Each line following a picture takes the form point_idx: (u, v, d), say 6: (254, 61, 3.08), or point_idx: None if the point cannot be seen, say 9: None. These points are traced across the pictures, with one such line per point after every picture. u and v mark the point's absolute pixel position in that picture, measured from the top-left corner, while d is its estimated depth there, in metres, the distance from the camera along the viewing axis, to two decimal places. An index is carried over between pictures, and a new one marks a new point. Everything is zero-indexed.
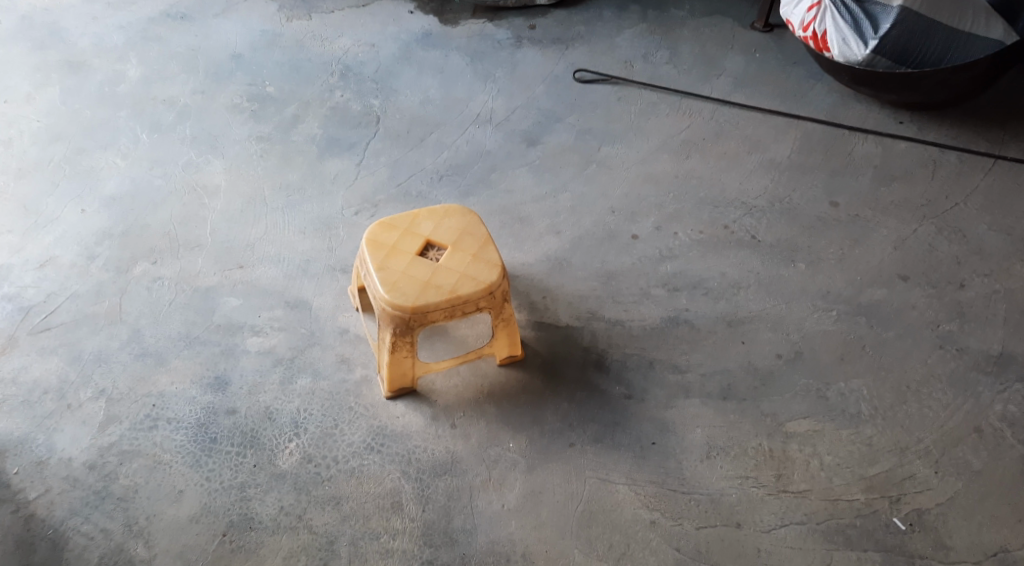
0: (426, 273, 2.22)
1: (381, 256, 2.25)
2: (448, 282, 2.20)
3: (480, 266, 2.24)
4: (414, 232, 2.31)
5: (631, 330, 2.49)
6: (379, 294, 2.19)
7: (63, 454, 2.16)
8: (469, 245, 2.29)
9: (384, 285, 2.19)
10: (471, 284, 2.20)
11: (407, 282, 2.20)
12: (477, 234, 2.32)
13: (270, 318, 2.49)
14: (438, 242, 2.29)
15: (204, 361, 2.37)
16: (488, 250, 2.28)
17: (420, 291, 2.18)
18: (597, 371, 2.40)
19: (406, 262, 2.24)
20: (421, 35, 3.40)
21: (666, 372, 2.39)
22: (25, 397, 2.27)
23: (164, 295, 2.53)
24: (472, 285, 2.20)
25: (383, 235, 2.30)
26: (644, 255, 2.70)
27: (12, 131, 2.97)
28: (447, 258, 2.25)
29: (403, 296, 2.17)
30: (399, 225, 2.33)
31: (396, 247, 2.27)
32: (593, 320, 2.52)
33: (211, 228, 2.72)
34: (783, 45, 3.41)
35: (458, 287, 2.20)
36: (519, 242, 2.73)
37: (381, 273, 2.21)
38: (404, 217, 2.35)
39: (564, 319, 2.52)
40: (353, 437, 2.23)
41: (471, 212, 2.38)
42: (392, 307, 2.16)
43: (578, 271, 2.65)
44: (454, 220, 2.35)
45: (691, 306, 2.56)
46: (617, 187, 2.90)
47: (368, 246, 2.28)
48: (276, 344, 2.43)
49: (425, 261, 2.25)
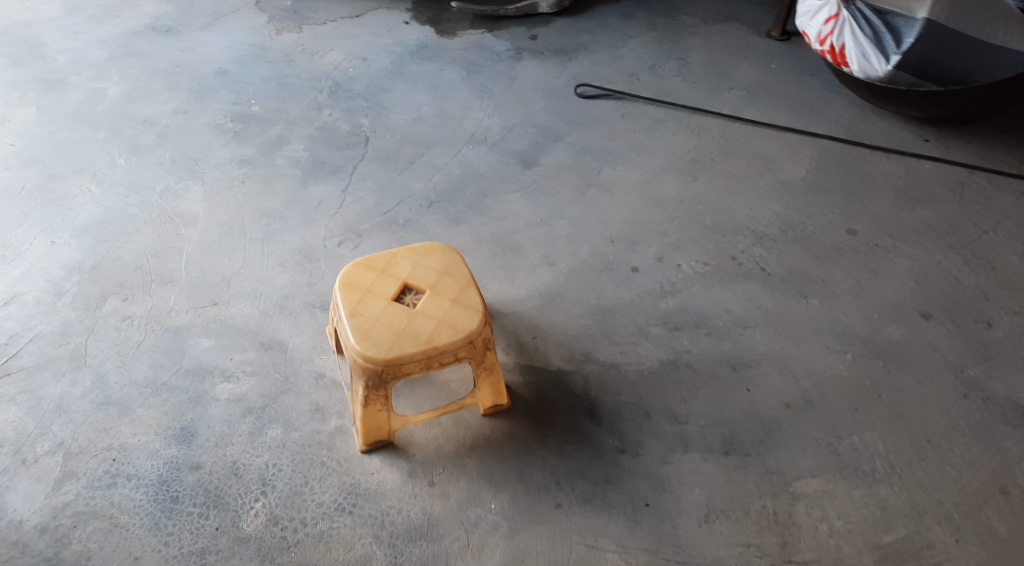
0: (401, 320, 2.06)
1: (354, 300, 2.10)
2: (425, 330, 2.04)
3: (459, 312, 2.08)
4: (391, 273, 2.15)
5: (626, 375, 2.32)
6: (350, 343, 2.04)
7: (15, 515, 2.07)
8: (449, 288, 2.12)
9: (356, 333, 2.04)
10: (449, 333, 2.04)
11: (381, 330, 2.04)
12: (458, 276, 2.15)
13: (243, 361, 2.35)
14: (416, 284, 2.13)
15: (171, 411, 2.25)
16: (469, 294, 2.12)
17: (393, 341, 2.02)
18: (588, 421, 2.22)
19: (380, 307, 2.08)
20: (416, 47, 3.23)
21: (663, 423, 2.21)
22: None
23: (133, 336, 2.40)
24: (450, 334, 2.04)
25: (357, 276, 2.15)
26: (644, 288, 2.52)
27: None
28: (424, 304, 2.09)
29: (375, 346, 2.01)
30: (375, 265, 2.17)
31: (370, 290, 2.12)
32: (586, 363, 2.35)
33: (185, 260, 2.58)
34: (800, 55, 3.20)
35: (435, 336, 2.03)
36: (511, 275, 2.56)
37: (353, 320, 2.06)
38: (380, 256, 2.19)
39: (554, 363, 2.35)
40: (323, 496, 2.10)
41: (454, 250, 2.22)
42: (363, 358, 2.01)
43: (572, 307, 2.47)
44: (434, 259, 2.18)
45: (693, 346, 2.37)
46: (617, 213, 2.71)
47: (340, 289, 2.12)
48: (248, 391, 2.29)
49: (400, 306, 2.09)
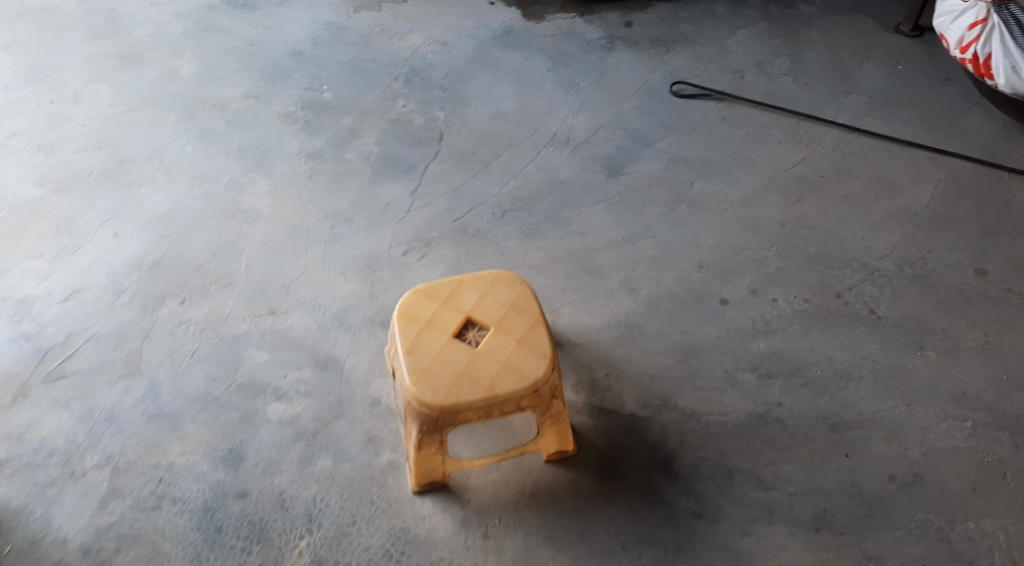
0: (461, 360, 1.87)
1: (412, 333, 1.92)
2: (486, 373, 1.85)
3: (525, 355, 1.88)
4: (454, 305, 1.97)
5: (708, 426, 2.09)
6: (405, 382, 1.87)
7: (59, 532, 1.98)
8: (516, 326, 1.93)
9: (411, 372, 1.86)
10: (512, 379, 1.85)
11: (438, 371, 1.86)
12: (527, 312, 1.95)
13: (296, 380, 2.21)
14: (481, 319, 1.94)
15: (221, 430, 2.13)
16: (538, 334, 1.92)
17: (451, 385, 1.84)
18: (661, 478, 2.01)
19: (440, 343, 1.90)
20: (501, 33, 2.99)
21: (747, 487, 1.99)
22: (29, 459, 2.08)
23: (187, 344, 2.28)
24: (514, 380, 1.85)
25: (417, 305, 1.97)
26: (735, 325, 2.27)
27: (55, 134, 2.74)
28: (488, 343, 1.90)
29: (432, 390, 1.84)
30: (438, 294, 1.99)
31: (430, 323, 1.94)
32: (664, 410, 2.12)
33: (247, 261, 2.45)
34: (933, 57, 2.83)
35: (497, 382, 1.84)
36: (586, 300, 2.34)
37: (409, 356, 1.88)
38: (444, 283, 2.01)
39: (628, 406, 2.13)
40: (371, 540, 1.95)
41: (525, 282, 2.01)
42: (416, 402, 1.83)
43: (652, 343, 2.25)
44: (502, 291, 1.99)
45: (786, 399, 2.13)
46: (709, 236, 2.45)
47: (399, 319, 1.95)
48: (300, 413, 2.15)
49: (462, 344, 1.90)
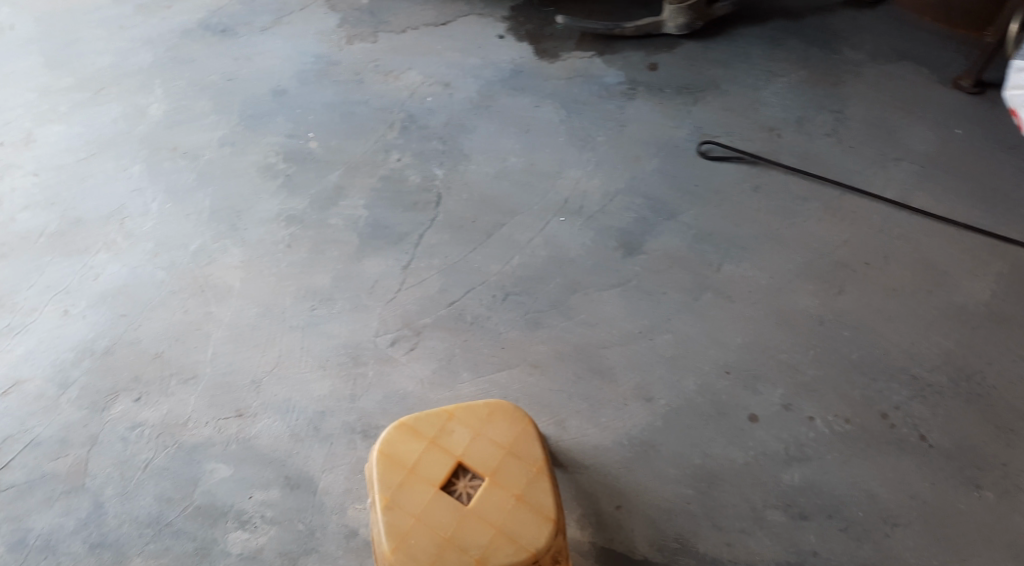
0: (448, 525, 1.61)
1: (392, 485, 1.65)
2: (477, 543, 1.59)
3: (523, 521, 1.61)
4: (442, 448, 1.68)
5: None
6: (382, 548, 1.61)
7: None
8: (513, 479, 1.65)
9: (389, 538, 1.60)
10: (507, 552, 1.59)
11: (421, 538, 1.60)
12: (526, 461, 1.67)
13: (261, 502, 1.96)
14: (473, 468, 1.67)
15: (172, 564, 1.91)
16: (540, 491, 1.64)
17: (436, 557, 1.58)
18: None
19: (424, 500, 1.64)
20: (509, 74, 2.65)
21: None
22: None
23: (139, 453, 2.03)
24: (509, 553, 1.59)
25: (400, 446, 1.69)
26: (763, 450, 1.99)
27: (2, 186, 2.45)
28: (480, 501, 1.63)
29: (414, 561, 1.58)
30: (424, 432, 1.70)
31: (413, 471, 1.66)
32: (680, 555, 1.87)
33: (212, 349, 2.16)
34: (994, 119, 2.50)
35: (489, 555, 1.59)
36: (595, 410, 2.04)
37: (388, 516, 1.62)
38: (431, 416, 1.72)
39: (640, 548, 1.88)
40: None
41: (526, 416, 1.72)
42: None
43: (668, 468, 1.97)
44: (498, 431, 1.70)
45: (821, 547, 1.87)
46: (737, 332, 2.14)
47: (377, 464, 1.67)
48: (264, 545, 1.92)
49: (450, 502, 1.63)
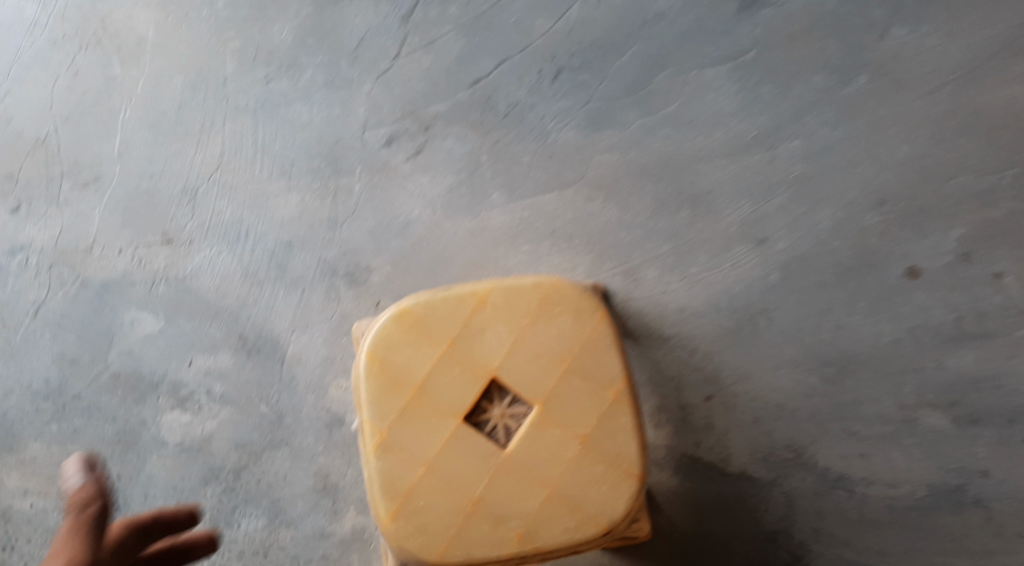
0: (477, 480, 1.11)
1: (391, 414, 1.12)
2: (518, 509, 1.11)
3: (585, 478, 1.11)
4: (466, 359, 1.12)
5: (861, 506, 1.36)
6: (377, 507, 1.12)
7: None
8: (574, 413, 1.12)
9: (390, 496, 1.12)
10: (561, 523, 1.11)
11: (436, 497, 1.11)
12: (595, 386, 1.12)
13: (206, 372, 1.40)
14: (514, 391, 1.12)
15: (85, 457, 1.41)
16: (614, 434, 1.12)
17: (460, 527, 1.11)
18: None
19: (440, 440, 1.12)
20: None
21: None
22: None
23: (27, 293, 1.43)
24: (564, 526, 1.11)
25: (401, 352, 1.13)
26: (926, 322, 1.38)
27: None
28: (524, 445, 1.12)
29: (427, 530, 1.11)
30: (439, 332, 1.13)
31: (422, 395, 1.12)
32: (791, 471, 1.37)
33: (123, 139, 1.42)
34: None
35: (535, 526, 1.11)
36: (683, 256, 1.41)
37: (387, 463, 1.12)
38: (451, 304, 1.13)
39: (738, 459, 1.38)
40: None
41: (596, 310, 1.13)
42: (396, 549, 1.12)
43: (783, 345, 1.39)
44: (554, 336, 1.13)
45: (993, 466, 1.35)
46: (900, 138, 1.39)
47: (368, 380, 1.12)
48: (212, 433, 1.40)
49: (478, 445, 1.12)
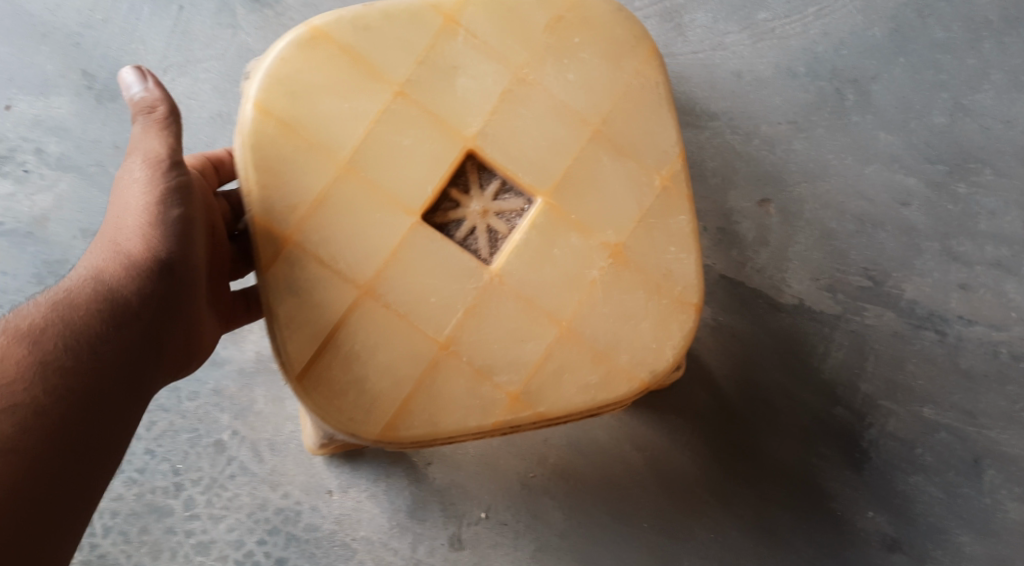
0: (449, 309, 0.74)
1: (313, 202, 0.74)
2: (514, 354, 0.75)
3: (614, 308, 0.76)
4: (432, 114, 0.75)
5: (956, 354, 0.99)
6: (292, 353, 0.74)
7: None
8: (600, 205, 0.76)
9: (313, 334, 0.74)
10: (577, 374, 0.75)
11: (385, 335, 0.74)
12: (631, 164, 0.77)
13: (35, 121, 0.93)
14: (506, 169, 0.76)
15: None
16: (658, 239, 0.77)
17: (424, 386, 0.74)
18: (830, 464, 0.98)
19: (393, 244, 0.74)
20: None
21: (1006, 496, 0.98)
22: None
23: None
24: (581, 380, 0.75)
25: (328, 99, 0.74)
26: None
27: None
28: (522, 255, 0.75)
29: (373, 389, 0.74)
30: (390, 70, 0.75)
31: (365, 172, 0.74)
32: (868, 304, 0.99)
33: None
34: None
35: (536, 380, 0.75)
36: None
37: (308, 280, 0.74)
38: (400, 32, 0.75)
39: (796, 284, 0.98)
40: (217, 533, 0.95)
41: (641, 45, 0.78)
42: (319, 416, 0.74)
43: (878, 131, 0.98)
44: (569, 82, 0.76)
45: None
46: None
47: (274, 143, 0.73)
48: (47, 210, 0.93)
49: (451, 255, 0.75)
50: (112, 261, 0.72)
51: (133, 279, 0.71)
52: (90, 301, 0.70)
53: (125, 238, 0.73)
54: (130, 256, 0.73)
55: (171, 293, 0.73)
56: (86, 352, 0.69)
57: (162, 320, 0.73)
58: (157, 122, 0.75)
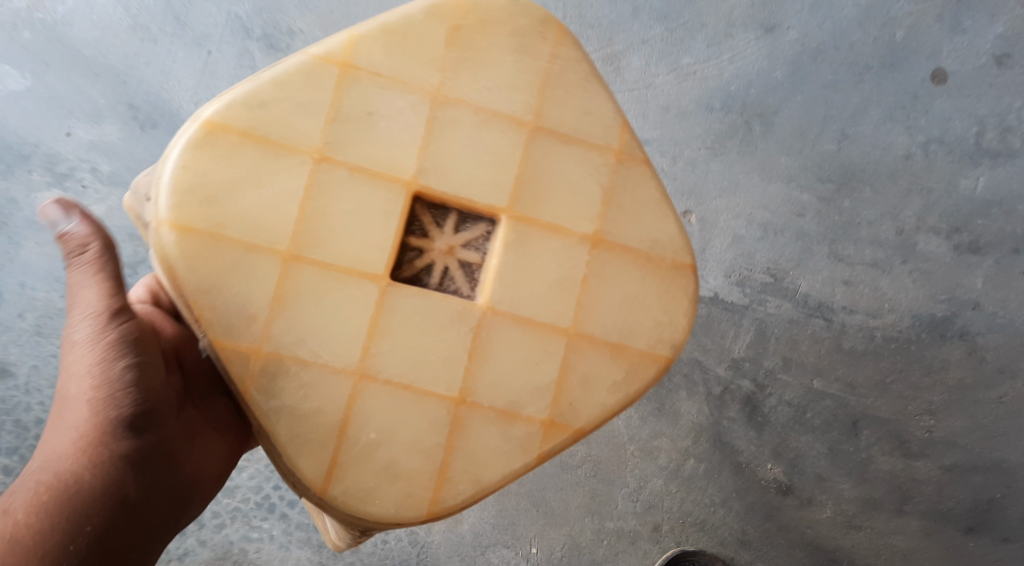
0: (449, 366, 0.76)
1: (273, 299, 0.74)
2: (532, 385, 0.77)
3: (613, 301, 0.79)
4: (363, 167, 0.76)
5: (840, 336, 1.22)
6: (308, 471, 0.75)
7: None
8: (569, 209, 0.79)
9: (324, 437, 0.75)
10: (603, 373, 0.79)
11: (392, 408, 0.76)
12: (579, 145, 0.79)
13: (91, 145, 1.14)
14: (458, 200, 0.77)
15: None
16: (626, 212, 0.80)
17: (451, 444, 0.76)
18: (739, 425, 1.22)
19: (364, 311, 0.75)
20: None
21: (876, 449, 1.23)
22: None
23: None
24: (611, 378, 0.79)
25: (249, 188, 0.75)
26: (947, 132, 1.21)
27: None
28: (507, 290, 0.77)
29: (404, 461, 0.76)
30: (302, 136, 0.76)
31: (306, 250, 0.75)
32: (771, 296, 1.21)
33: None
34: None
35: (565, 389, 0.78)
36: (674, 43, 1.20)
37: (298, 384, 0.75)
38: (301, 85, 0.76)
39: (712, 280, 1.21)
40: (241, 479, 1.18)
41: (549, 27, 0.81)
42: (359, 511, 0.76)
43: (778, 156, 1.20)
44: (489, 89, 0.79)
45: (990, 298, 1.22)
46: None
47: (208, 250, 0.74)
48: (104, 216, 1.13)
49: (438, 308, 0.77)
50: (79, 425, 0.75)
51: (103, 455, 0.75)
52: (48, 484, 0.74)
53: (77, 408, 0.76)
54: (93, 434, 0.75)
55: (139, 456, 0.77)
56: (80, 540, 0.73)
57: (136, 485, 0.76)
58: (90, 266, 0.75)
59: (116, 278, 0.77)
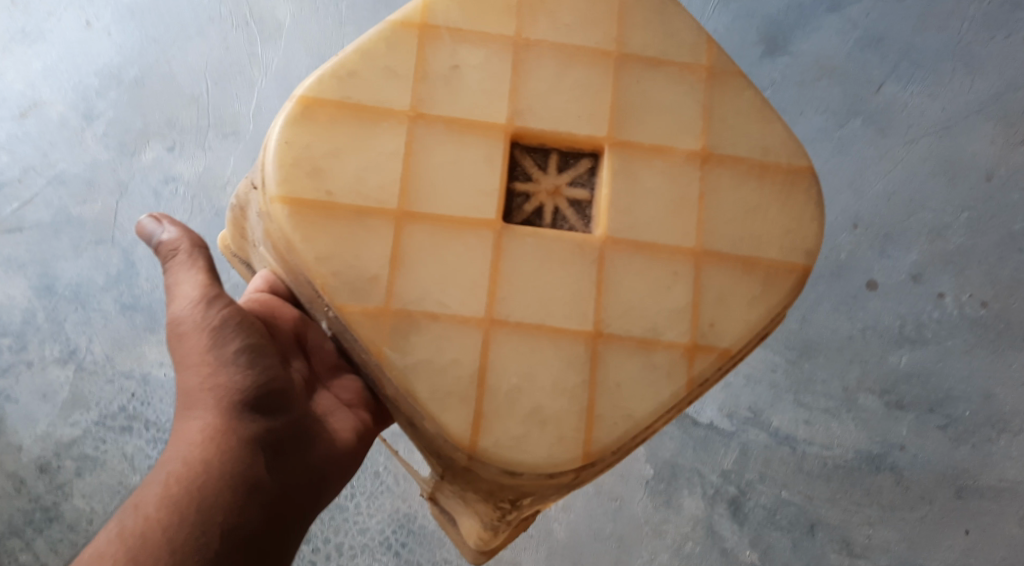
0: (587, 300, 1.07)
1: (388, 266, 1.06)
2: (662, 304, 1.08)
3: (732, 205, 1.12)
4: (452, 121, 1.10)
5: (802, 460, 1.71)
6: (451, 423, 1.03)
7: (21, 419, 1.73)
8: (664, 135, 1.13)
9: (463, 395, 1.04)
10: (742, 288, 1.10)
11: (533, 343, 1.06)
12: (667, 67, 1.15)
13: None
14: (557, 138, 1.12)
15: None
16: (722, 130, 1.14)
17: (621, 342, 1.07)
18: (727, 520, 1.68)
19: (484, 257, 1.07)
20: None
21: (829, 546, 1.67)
22: None
23: (174, 213, 1.80)
24: (739, 281, 1.10)
25: (348, 154, 1.07)
26: (876, 324, 1.74)
27: None
28: (621, 215, 1.10)
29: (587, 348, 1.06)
30: (394, 102, 1.09)
31: (430, 132, 1.09)
32: (753, 426, 1.72)
33: (258, 100, 1.84)
34: None
35: (706, 306, 1.09)
36: None
37: (424, 342, 1.05)
38: (386, 84, 1.10)
39: (708, 412, 1.72)
40: (369, 524, 1.67)
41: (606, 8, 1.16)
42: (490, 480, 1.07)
43: None
44: (561, 26, 1.14)
45: (911, 441, 1.71)
46: (881, 176, 1.77)
47: (314, 220, 1.06)
48: None
49: (560, 255, 1.08)
50: (205, 412, 1.08)
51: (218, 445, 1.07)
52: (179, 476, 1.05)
53: (197, 402, 1.09)
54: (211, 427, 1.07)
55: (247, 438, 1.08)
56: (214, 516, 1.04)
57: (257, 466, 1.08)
58: (187, 261, 1.11)
59: (207, 271, 1.11)
